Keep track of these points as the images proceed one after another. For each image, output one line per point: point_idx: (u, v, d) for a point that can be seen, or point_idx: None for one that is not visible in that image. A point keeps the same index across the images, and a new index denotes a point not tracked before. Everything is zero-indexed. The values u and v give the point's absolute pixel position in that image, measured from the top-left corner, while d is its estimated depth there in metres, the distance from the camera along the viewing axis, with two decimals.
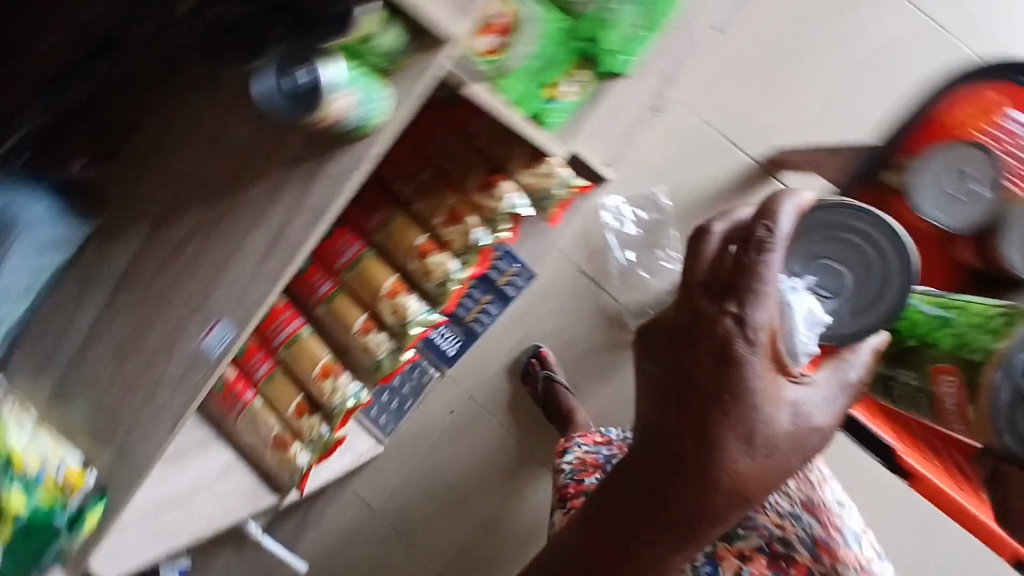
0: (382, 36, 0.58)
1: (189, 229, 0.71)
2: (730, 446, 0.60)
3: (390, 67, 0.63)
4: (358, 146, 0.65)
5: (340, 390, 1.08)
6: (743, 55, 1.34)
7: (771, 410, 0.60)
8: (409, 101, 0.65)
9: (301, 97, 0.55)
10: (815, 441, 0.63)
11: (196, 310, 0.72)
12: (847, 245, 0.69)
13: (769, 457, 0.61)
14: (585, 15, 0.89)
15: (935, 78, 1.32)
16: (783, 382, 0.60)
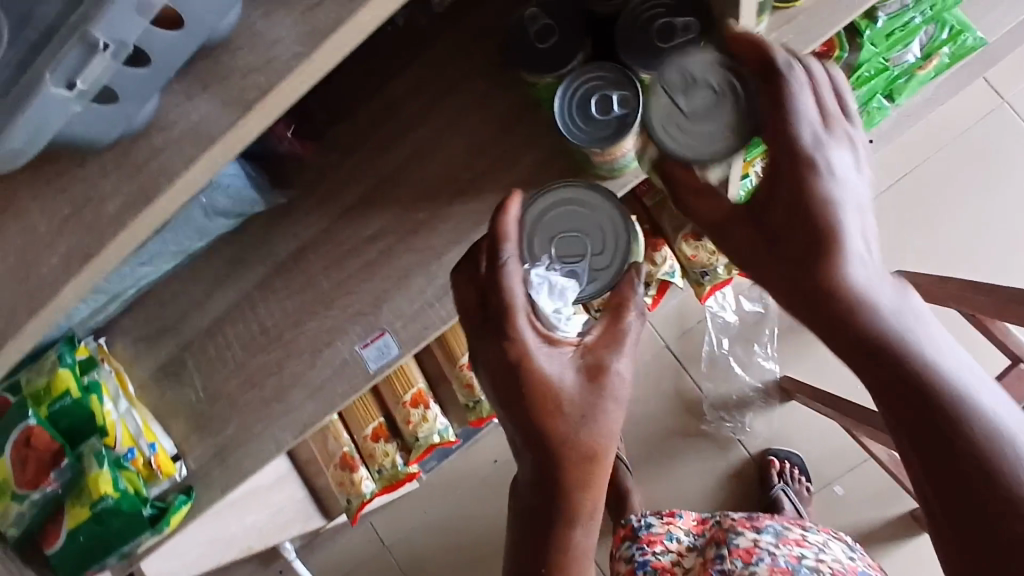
0: None
1: (377, 229, 0.64)
2: (547, 408, 0.52)
3: None
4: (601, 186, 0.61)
5: (428, 422, 0.98)
6: (881, 174, 1.31)
7: (549, 365, 0.53)
8: None
9: (602, 126, 0.51)
10: (619, 385, 0.54)
11: (361, 315, 0.64)
12: (571, 215, 0.60)
13: (592, 410, 0.53)
14: None
15: None
16: (542, 345, 0.54)
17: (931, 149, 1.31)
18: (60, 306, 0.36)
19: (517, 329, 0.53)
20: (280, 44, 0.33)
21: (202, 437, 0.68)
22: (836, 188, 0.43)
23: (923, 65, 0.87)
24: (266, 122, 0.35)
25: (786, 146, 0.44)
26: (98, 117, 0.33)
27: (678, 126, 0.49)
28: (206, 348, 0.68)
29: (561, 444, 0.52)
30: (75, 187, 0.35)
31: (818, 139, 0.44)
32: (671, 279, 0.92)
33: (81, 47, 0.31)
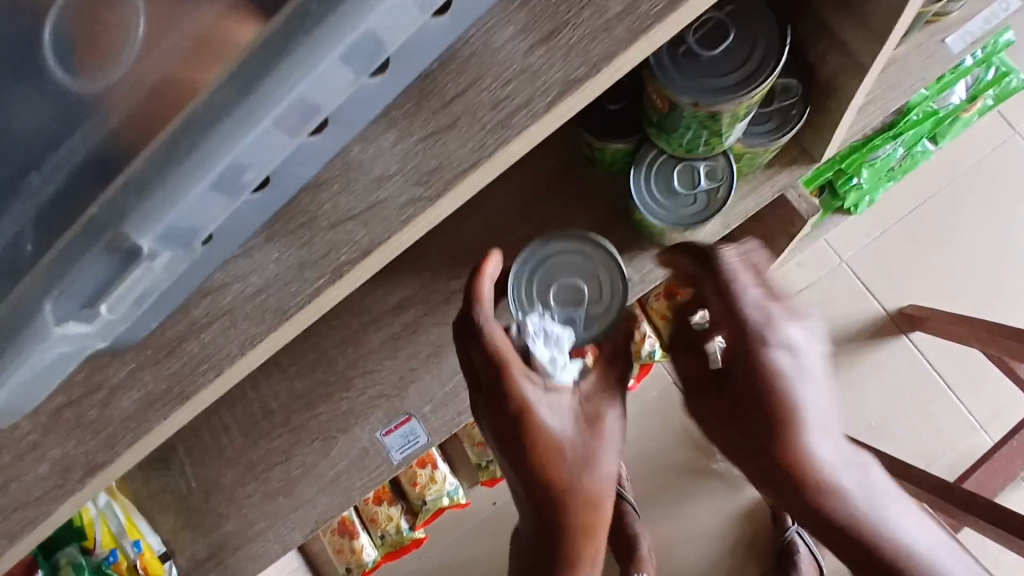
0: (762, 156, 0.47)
1: (402, 300, 0.56)
2: (551, 455, 0.45)
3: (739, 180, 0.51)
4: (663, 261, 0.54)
5: (437, 484, 0.89)
6: (893, 205, 1.27)
7: (550, 412, 0.45)
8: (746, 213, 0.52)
9: (688, 201, 0.47)
10: (616, 428, 0.48)
11: (384, 397, 0.56)
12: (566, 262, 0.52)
13: (593, 456, 0.46)
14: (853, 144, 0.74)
15: None
16: (540, 391, 0.45)
17: (943, 180, 1.27)
18: (72, 502, 0.30)
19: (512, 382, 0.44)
20: (386, 187, 0.29)
21: (194, 537, 0.59)
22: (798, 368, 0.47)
23: (967, 107, 0.84)
24: (353, 283, 0.31)
25: (748, 337, 0.47)
26: (155, 309, 0.29)
27: (690, 69, 0.35)
28: (195, 441, 0.58)
29: (571, 508, 0.45)
30: (100, 366, 0.30)
31: (775, 335, 0.47)
32: None
33: (116, 256, 0.25)
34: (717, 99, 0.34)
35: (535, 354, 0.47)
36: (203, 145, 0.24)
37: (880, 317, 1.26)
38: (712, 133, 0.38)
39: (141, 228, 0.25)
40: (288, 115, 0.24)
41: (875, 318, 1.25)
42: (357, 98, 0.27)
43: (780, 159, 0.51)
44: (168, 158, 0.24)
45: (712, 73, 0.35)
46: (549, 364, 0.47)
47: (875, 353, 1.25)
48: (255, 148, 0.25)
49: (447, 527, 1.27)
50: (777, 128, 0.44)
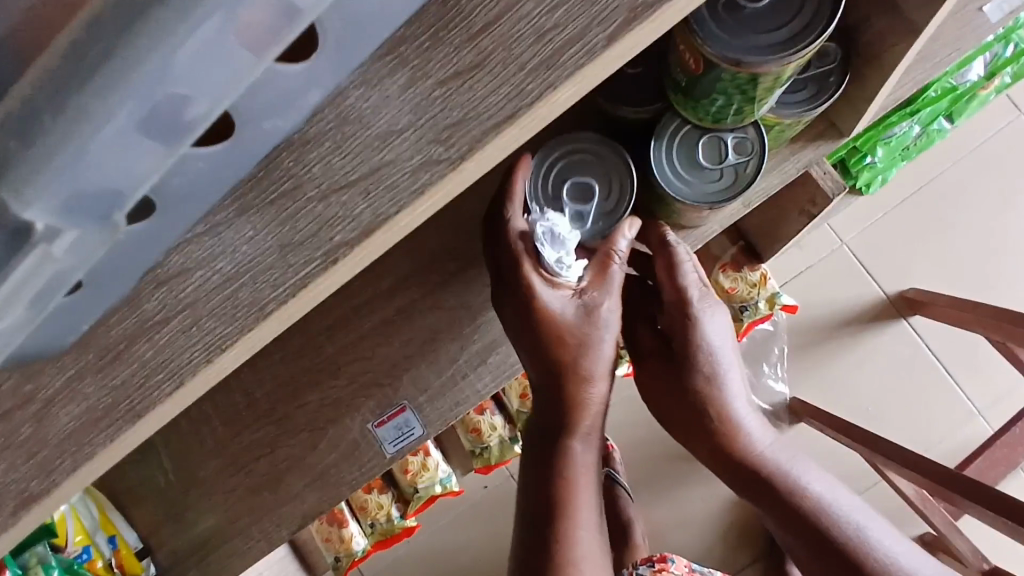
0: (793, 126, 0.43)
1: (395, 282, 0.52)
2: (546, 332, 0.45)
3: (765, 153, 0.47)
4: (677, 240, 0.50)
5: (430, 472, 0.86)
6: (896, 187, 1.24)
7: (549, 296, 0.45)
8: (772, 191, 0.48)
9: (714, 176, 0.43)
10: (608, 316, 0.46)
11: (376, 387, 0.52)
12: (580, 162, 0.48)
13: (587, 340, 0.45)
14: (870, 124, 0.70)
15: None
16: (541, 277, 0.45)
17: (948, 161, 1.24)
18: (18, 523, 0.26)
19: (528, 278, 0.44)
20: (392, 141, 0.25)
21: (175, 531, 0.56)
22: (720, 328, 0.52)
23: (986, 84, 0.80)
24: (349, 272, 0.27)
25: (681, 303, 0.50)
26: (67, 312, 0.24)
27: (732, 19, 0.31)
28: (169, 435, 0.54)
29: (569, 397, 0.47)
30: (31, 374, 0.26)
31: (706, 306, 0.51)
32: None
33: (3, 234, 0.21)
34: (755, 56, 0.31)
35: (542, 254, 0.45)
36: (104, 69, 0.20)
37: (880, 300, 1.23)
38: (746, 99, 0.34)
39: (27, 191, 0.20)
40: (245, 21, 0.20)
41: (875, 302, 1.23)
42: (365, 11, 0.23)
43: (808, 131, 0.47)
44: (62, 86, 0.20)
45: (751, 28, 0.31)
46: (555, 265, 0.45)
47: (875, 337, 1.23)
48: (193, 72, 0.21)
49: (436, 511, 1.25)
50: (816, 99, 0.41)
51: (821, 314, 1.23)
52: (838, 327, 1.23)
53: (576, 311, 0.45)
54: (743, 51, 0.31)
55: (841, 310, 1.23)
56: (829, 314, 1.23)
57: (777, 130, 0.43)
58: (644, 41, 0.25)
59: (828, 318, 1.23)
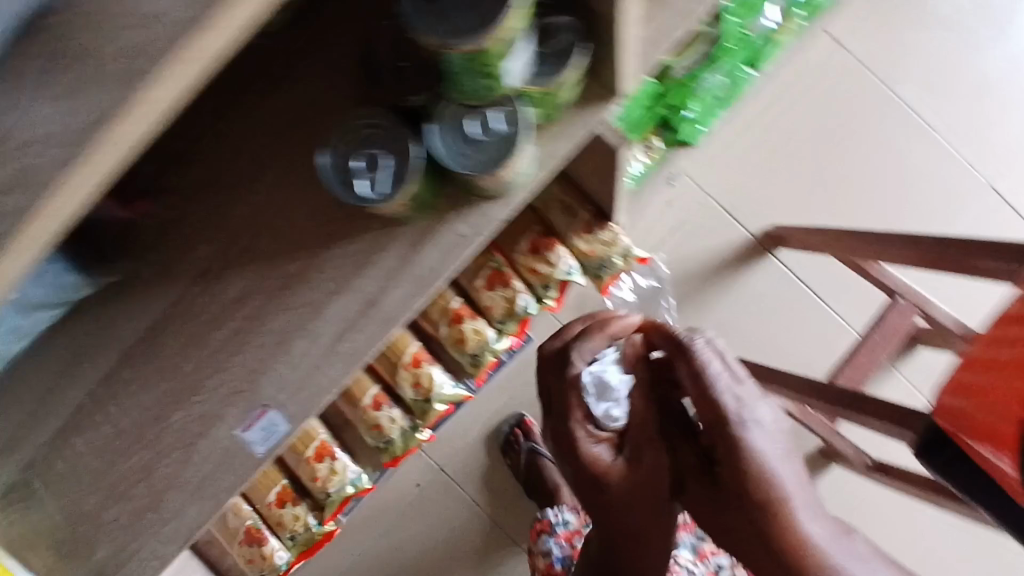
0: (565, 91, 0.48)
1: (241, 291, 0.54)
2: (576, 455, 0.62)
3: (544, 122, 0.53)
4: (488, 209, 0.55)
5: (338, 474, 0.88)
6: (745, 135, 1.34)
7: (588, 446, 0.62)
8: (562, 158, 0.54)
9: (486, 148, 0.47)
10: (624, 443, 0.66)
11: (236, 393, 0.55)
12: (366, 135, 0.48)
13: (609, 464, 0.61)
14: (673, 82, 0.80)
15: (931, 178, 1.36)
16: (579, 424, 0.65)
17: (789, 102, 1.35)
18: None
19: (574, 434, 0.63)
20: (40, 149, 0.30)
21: (70, 568, 0.56)
22: (770, 439, 0.51)
23: (783, 28, 0.89)
24: (29, 253, 0.31)
25: (720, 418, 0.52)
26: None
27: (440, 8, 0.36)
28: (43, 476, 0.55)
29: (615, 528, 0.61)
30: None
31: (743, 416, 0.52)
32: (571, 278, 0.88)
33: None
34: (459, 38, 0.35)
35: (590, 402, 0.72)
36: None
37: (748, 240, 1.34)
38: (483, 72, 0.39)
39: None
40: None
41: (744, 243, 1.33)
42: None
43: (585, 95, 0.52)
44: None
45: (459, 14, 0.35)
46: (605, 414, 0.71)
47: (748, 275, 1.34)
48: None
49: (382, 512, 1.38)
50: (560, 65, 0.46)
51: (697, 263, 1.34)
52: (713, 271, 1.33)
53: (609, 455, 0.62)
54: (454, 41, 0.36)
55: (714, 256, 1.33)
56: (702, 261, 1.33)
57: (549, 99, 0.49)
58: (220, 40, 0.31)
59: (704, 266, 1.33)
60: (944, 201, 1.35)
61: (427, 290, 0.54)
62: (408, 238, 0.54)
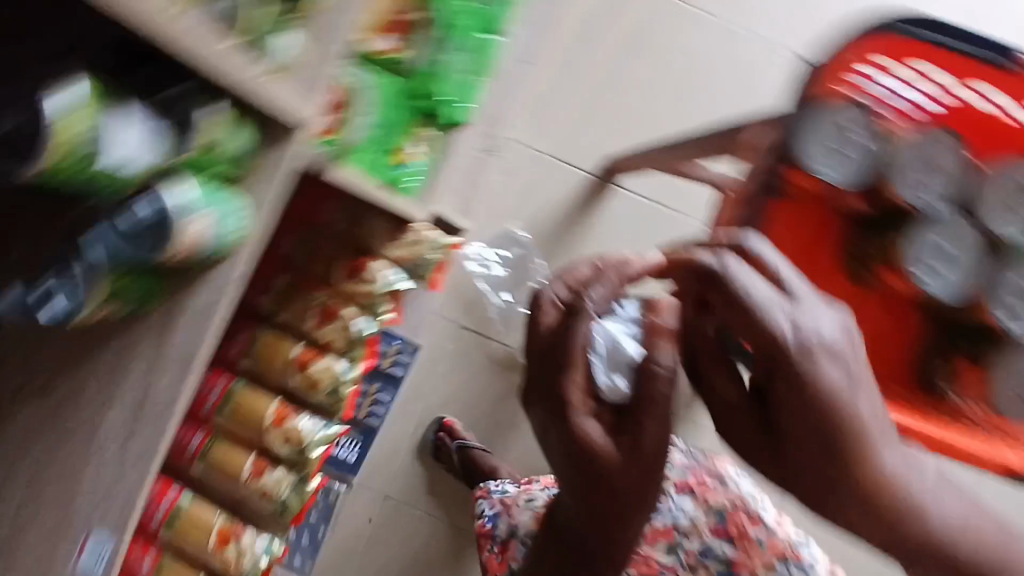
0: (220, 143, 0.47)
1: (27, 432, 0.56)
2: (580, 429, 0.59)
3: (237, 176, 0.51)
4: (213, 275, 0.52)
5: (246, 550, 0.88)
6: (552, 82, 1.35)
7: (586, 427, 0.59)
8: (270, 204, 0.51)
9: (152, 231, 0.44)
10: (639, 414, 0.59)
11: (60, 526, 0.56)
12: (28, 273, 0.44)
13: (635, 431, 0.59)
14: (414, 73, 0.78)
15: (736, 62, 1.39)
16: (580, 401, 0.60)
17: (582, 36, 1.35)
18: None
19: (572, 424, 0.59)
20: None
21: None
22: (817, 366, 0.50)
23: None
24: None
25: (782, 357, 0.50)
26: None
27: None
28: None
29: (620, 499, 0.59)
30: None
31: (808, 355, 0.50)
32: (397, 285, 0.88)
33: None
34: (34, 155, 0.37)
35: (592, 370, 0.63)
36: None
37: (587, 181, 1.37)
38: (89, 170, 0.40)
39: None
40: None
41: (584, 184, 1.37)
42: None
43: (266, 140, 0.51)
44: None
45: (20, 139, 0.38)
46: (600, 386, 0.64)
47: (599, 213, 1.38)
48: None
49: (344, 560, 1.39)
50: (189, 130, 0.46)
51: (548, 219, 1.37)
52: (565, 221, 1.37)
53: (605, 435, 0.59)
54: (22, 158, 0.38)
55: (561, 206, 1.37)
56: (552, 215, 1.37)
57: (209, 158, 0.47)
58: None
59: (555, 219, 1.37)
60: (756, 76, 1.40)
61: (192, 368, 0.53)
62: (157, 325, 0.53)
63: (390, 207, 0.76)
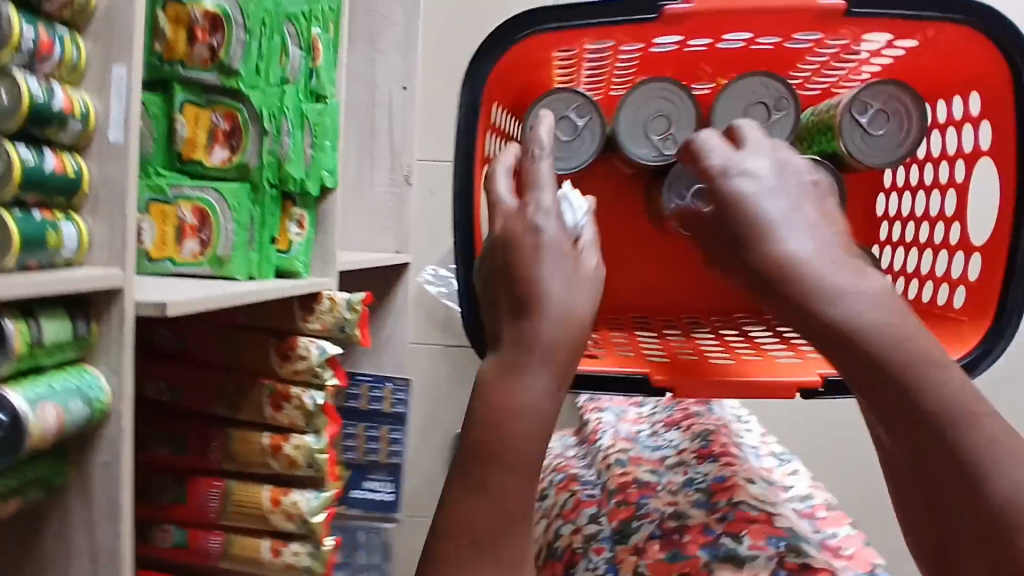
0: (43, 336, 0.52)
1: None
2: (528, 250, 0.73)
3: (83, 350, 0.57)
4: (104, 431, 0.58)
5: None
6: (440, 92, 1.37)
7: (536, 253, 0.73)
8: (123, 359, 0.58)
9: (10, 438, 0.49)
10: (580, 263, 0.75)
11: None
12: None
13: (578, 272, 0.74)
14: (258, 166, 0.81)
15: None
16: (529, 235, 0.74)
17: (452, 37, 1.35)
18: None
19: (519, 236, 0.74)
20: None
21: None
22: (748, 181, 0.73)
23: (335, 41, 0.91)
24: None
25: (723, 167, 0.74)
26: None
27: None
28: None
29: (554, 333, 0.70)
30: None
31: (734, 175, 0.74)
32: (328, 353, 0.94)
33: None
34: None
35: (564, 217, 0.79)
36: None
37: None
38: None
39: None
40: None
41: None
42: None
43: (93, 311, 0.57)
44: None
45: None
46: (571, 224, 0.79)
47: None
48: None
49: None
50: (6, 350, 0.49)
51: None
52: None
53: (557, 253, 0.74)
54: None
55: None
56: None
57: (40, 354, 0.52)
58: None
59: None
60: None
61: (120, 517, 0.59)
62: (78, 489, 0.59)
63: (285, 293, 0.81)
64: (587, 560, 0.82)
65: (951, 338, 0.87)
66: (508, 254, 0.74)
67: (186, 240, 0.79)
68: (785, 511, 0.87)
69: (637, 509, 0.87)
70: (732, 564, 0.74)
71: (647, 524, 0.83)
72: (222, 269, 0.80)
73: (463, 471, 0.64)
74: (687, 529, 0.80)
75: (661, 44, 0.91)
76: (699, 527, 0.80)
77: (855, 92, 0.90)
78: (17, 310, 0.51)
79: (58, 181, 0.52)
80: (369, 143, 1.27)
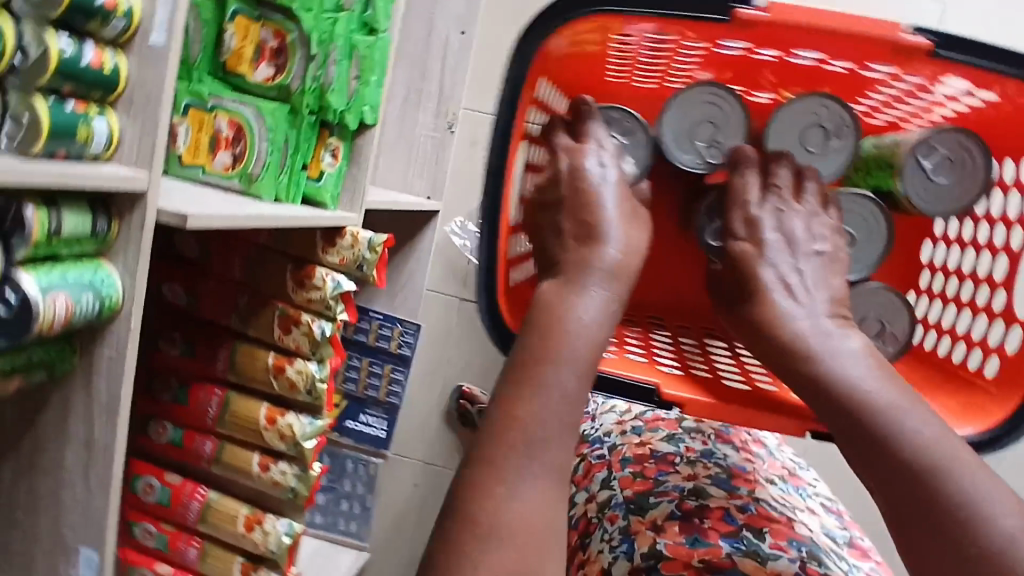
0: (62, 228, 0.52)
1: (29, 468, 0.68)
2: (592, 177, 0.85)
3: (102, 246, 0.58)
4: (112, 326, 0.59)
5: (271, 532, 0.99)
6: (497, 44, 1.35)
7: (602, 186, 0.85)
8: (139, 261, 0.59)
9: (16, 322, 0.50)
10: (635, 203, 0.86)
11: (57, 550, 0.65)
12: None
13: (636, 214, 0.85)
14: (297, 91, 0.80)
15: None
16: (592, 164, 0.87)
17: None
18: None
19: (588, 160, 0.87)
20: None
21: None
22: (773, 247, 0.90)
23: None
24: None
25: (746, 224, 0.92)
26: None
27: None
28: None
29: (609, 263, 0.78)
30: None
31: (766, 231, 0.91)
32: (344, 288, 0.94)
33: None
34: None
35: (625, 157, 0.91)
36: None
37: None
38: None
39: None
40: None
41: None
42: None
43: (115, 209, 0.57)
44: None
45: None
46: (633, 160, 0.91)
47: None
48: None
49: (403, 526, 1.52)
50: (24, 235, 0.50)
51: None
52: None
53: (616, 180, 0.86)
54: None
55: None
56: None
57: (57, 243, 0.53)
58: None
59: None
60: None
61: (117, 410, 0.61)
62: (81, 376, 0.61)
63: (305, 220, 0.81)
64: (603, 529, 0.83)
65: (975, 408, 0.93)
66: (573, 178, 0.86)
67: (218, 151, 0.80)
68: (809, 512, 0.88)
69: (655, 484, 0.86)
70: (755, 559, 0.74)
71: (667, 502, 0.82)
72: (250, 186, 0.80)
73: (518, 374, 0.67)
74: (708, 515, 0.80)
75: (728, 46, 0.90)
76: (721, 512, 0.80)
77: (925, 134, 0.92)
78: (42, 200, 0.52)
79: (94, 74, 0.53)
80: (417, 83, 1.25)
